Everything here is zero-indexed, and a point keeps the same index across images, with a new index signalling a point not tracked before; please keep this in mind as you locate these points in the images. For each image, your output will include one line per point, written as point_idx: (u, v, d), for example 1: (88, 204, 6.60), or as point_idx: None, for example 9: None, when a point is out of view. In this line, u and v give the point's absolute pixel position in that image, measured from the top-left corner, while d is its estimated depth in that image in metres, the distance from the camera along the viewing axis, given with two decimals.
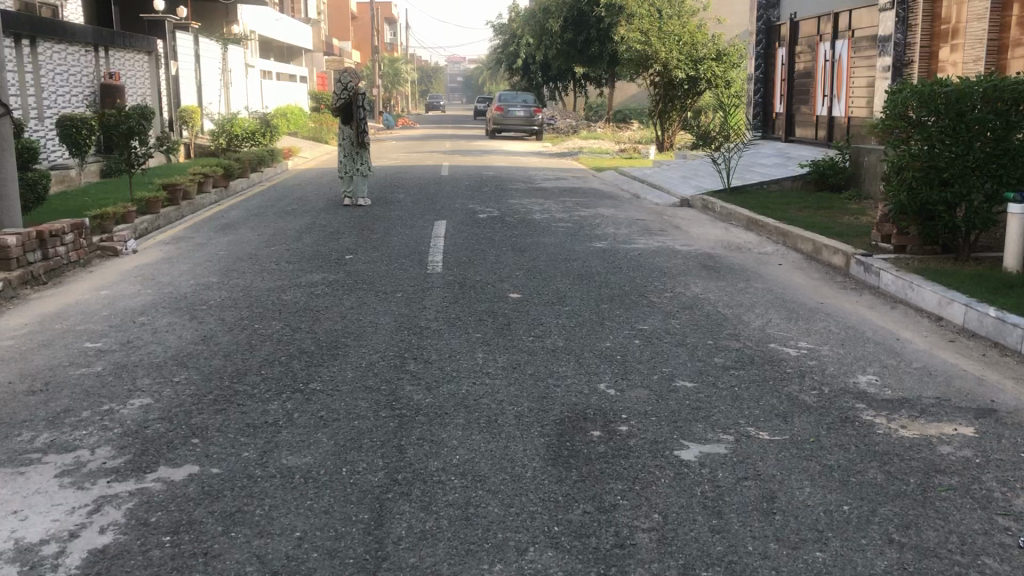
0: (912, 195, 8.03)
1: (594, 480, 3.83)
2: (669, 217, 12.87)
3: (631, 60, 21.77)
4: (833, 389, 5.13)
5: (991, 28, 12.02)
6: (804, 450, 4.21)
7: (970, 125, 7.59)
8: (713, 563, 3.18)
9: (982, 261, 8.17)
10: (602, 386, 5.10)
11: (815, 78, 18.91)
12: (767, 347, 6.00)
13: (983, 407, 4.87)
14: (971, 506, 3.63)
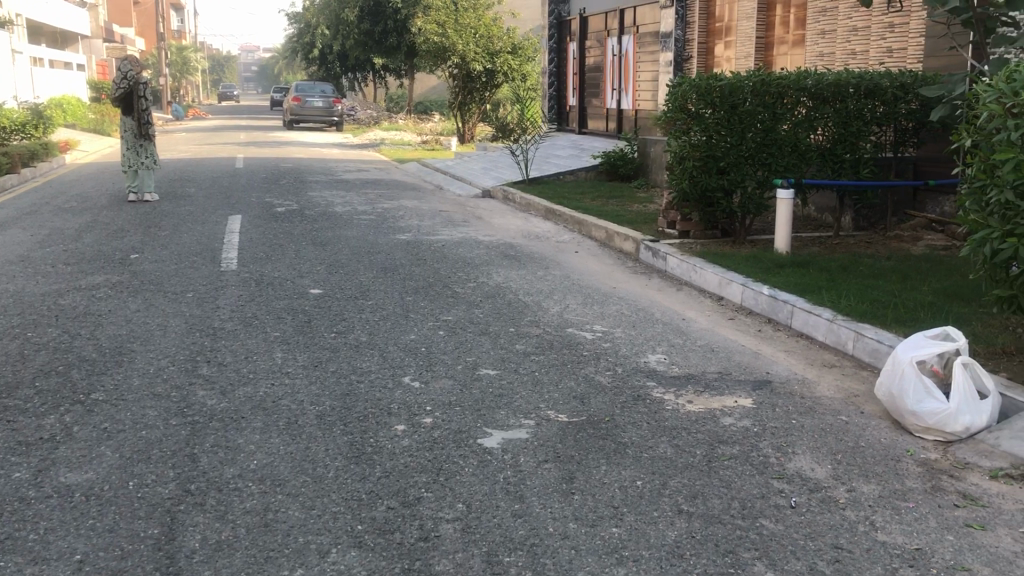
0: (693, 183, 8.48)
1: (398, 475, 3.80)
2: (471, 207, 13.00)
3: (428, 52, 21.67)
4: (626, 369, 5.37)
5: (759, 27, 12.92)
6: (600, 429, 4.38)
7: (743, 116, 8.17)
8: (515, 547, 3.24)
9: (756, 244, 8.80)
10: (406, 378, 5.08)
11: (604, 72, 19.64)
12: (565, 332, 6.18)
13: (759, 378, 5.26)
14: (750, 472, 3.90)
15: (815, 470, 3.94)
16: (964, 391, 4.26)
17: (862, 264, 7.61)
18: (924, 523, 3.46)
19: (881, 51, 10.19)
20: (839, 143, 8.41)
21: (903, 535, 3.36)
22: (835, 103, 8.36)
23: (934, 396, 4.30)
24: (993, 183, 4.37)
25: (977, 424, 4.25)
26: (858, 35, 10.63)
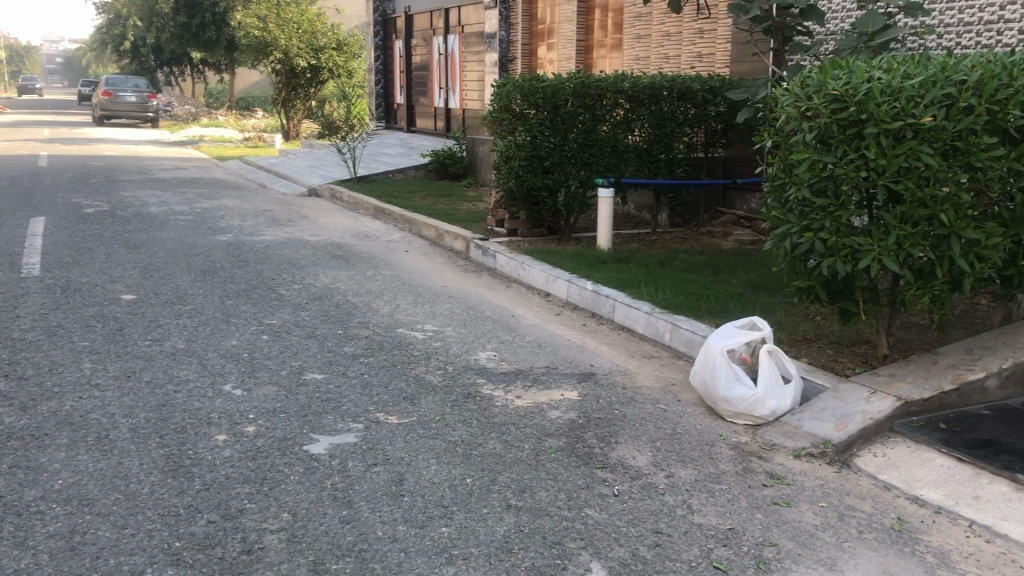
0: (519, 183, 8.57)
1: (218, 488, 3.65)
2: (297, 207, 12.68)
3: (249, 47, 20.88)
4: (456, 367, 5.39)
5: (580, 29, 13.28)
6: (429, 429, 4.37)
7: (565, 117, 8.36)
8: (343, 554, 3.18)
9: (581, 241, 9.05)
10: (228, 386, 4.88)
11: (431, 70, 19.64)
12: (395, 332, 6.13)
13: (584, 371, 5.41)
14: (576, 464, 4.00)
15: (637, 458, 4.09)
16: (769, 376, 4.55)
17: (678, 259, 7.97)
18: (735, 504, 3.66)
19: (692, 55, 10.71)
20: (654, 143, 8.86)
21: (717, 516, 3.55)
22: (649, 105, 8.77)
23: (744, 382, 4.56)
24: (792, 181, 4.68)
25: (782, 408, 4.55)
26: (670, 40, 11.14)
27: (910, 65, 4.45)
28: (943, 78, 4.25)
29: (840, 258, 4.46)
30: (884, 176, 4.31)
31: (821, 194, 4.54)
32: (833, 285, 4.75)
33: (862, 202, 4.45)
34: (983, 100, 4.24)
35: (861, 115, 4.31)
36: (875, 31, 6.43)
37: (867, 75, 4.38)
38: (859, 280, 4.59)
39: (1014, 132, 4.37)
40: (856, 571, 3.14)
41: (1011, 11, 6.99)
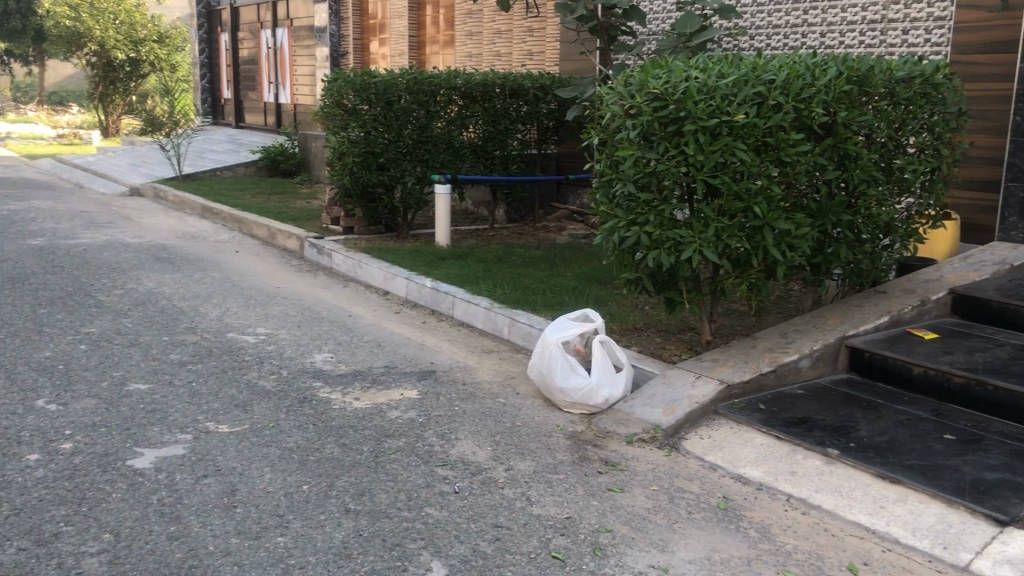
0: (353, 180, 8.40)
1: (30, 512, 3.39)
2: (118, 207, 11.99)
3: (59, 37, 19.69)
4: (291, 371, 5.24)
5: (411, 25, 13.21)
6: (263, 437, 4.23)
7: (398, 113, 8.30)
8: (171, 573, 3.02)
9: (418, 238, 9.01)
10: (41, 402, 4.55)
11: (259, 65, 19.02)
12: (226, 337, 5.90)
13: (424, 369, 5.39)
14: (415, 463, 3.98)
15: (476, 453, 4.11)
16: (603, 366, 4.68)
17: (515, 254, 8.07)
18: (572, 493, 3.74)
19: (523, 53, 10.89)
20: (489, 140, 8.95)
21: (555, 506, 3.61)
22: (483, 102, 8.84)
23: (578, 373, 4.67)
24: (618, 177, 4.79)
25: (615, 396, 4.69)
26: (502, 37, 11.24)
27: (723, 65, 4.68)
28: (754, 77, 4.51)
29: (663, 250, 4.62)
30: (702, 171, 4.50)
31: (646, 189, 4.68)
32: (658, 277, 4.92)
33: (683, 196, 4.63)
34: (789, 99, 4.53)
35: (680, 112, 4.48)
36: (693, 32, 6.76)
37: (685, 74, 4.56)
38: (682, 270, 4.77)
39: (817, 128, 4.70)
40: (685, 551, 3.27)
41: (813, 15, 7.49)
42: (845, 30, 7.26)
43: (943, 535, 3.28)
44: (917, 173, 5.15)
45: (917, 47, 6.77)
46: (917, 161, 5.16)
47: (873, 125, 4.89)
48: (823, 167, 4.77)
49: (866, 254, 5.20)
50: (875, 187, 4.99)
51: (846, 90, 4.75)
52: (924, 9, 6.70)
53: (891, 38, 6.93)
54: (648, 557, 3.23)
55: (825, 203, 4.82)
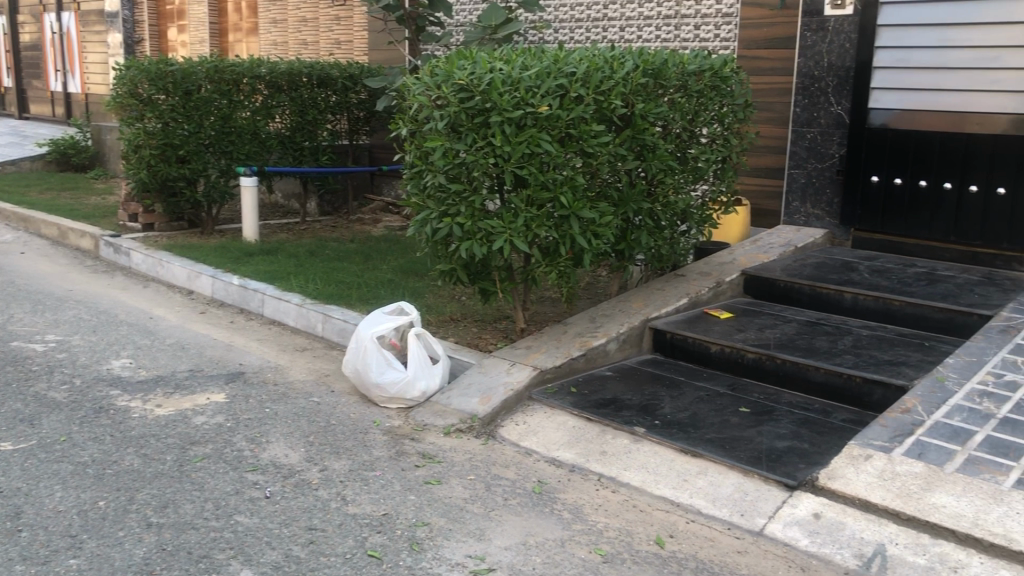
0: (151, 173, 7.91)
1: None
2: None
3: None
4: (84, 380, 4.89)
5: (211, 12, 12.63)
6: (53, 453, 3.92)
7: (198, 103, 7.91)
8: None
9: (225, 233, 8.63)
10: None
11: (43, 51, 17.64)
12: (9, 347, 5.43)
13: (232, 371, 5.17)
14: (224, 470, 3.81)
15: (289, 456, 3.99)
16: (418, 359, 4.64)
17: (327, 248, 7.89)
18: (388, 489, 3.70)
19: (330, 42, 10.68)
20: (297, 131, 8.71)
21: (371, 504, 3.56)
22: (289, 92, 8.58)
23: (394, 367, 4.61)
24: (428, 168, 4.75)
25: (432, 388, 4.66)
26: (307, 26, 10.96)
27: (526, 58, 4.74)
28: (556, 69, 4.61)
29: (475, 241, 4.65)
30: (510, 162, 4.55)
31: (456, 180, 4.66)
32: (471, 267, 4.94)
33: (493, 187, 4.67)
34: (590, 91, 4.67)
35: (486, 104, 4.50)
36: (498, 24, 6.87)
37: (489, 65, 4.58)
38: (494, 260, 4.82)
39: (616, 119, 4.86)
40: (502, 538, 3.31)
41: (613, 10, 7.74)
42: (642, 24, 7.55)
43: (740, 504, 3.48)
44: (709, 162, 5.45)
45: (708, 42, 7.14)
46: (708, 151, 5.46)
47: (667, 117, 5.12)
48: (624, 157, 4.95)
49: (666, 240, 5.44)
50: (671, 176, 5.24)
51: (643, 82, 4.94)
52: (713, 6, 7.07)
53: (684, 33, 7.28)
54: (465, 547, 3.24)
55: (626, 191, 5.02)
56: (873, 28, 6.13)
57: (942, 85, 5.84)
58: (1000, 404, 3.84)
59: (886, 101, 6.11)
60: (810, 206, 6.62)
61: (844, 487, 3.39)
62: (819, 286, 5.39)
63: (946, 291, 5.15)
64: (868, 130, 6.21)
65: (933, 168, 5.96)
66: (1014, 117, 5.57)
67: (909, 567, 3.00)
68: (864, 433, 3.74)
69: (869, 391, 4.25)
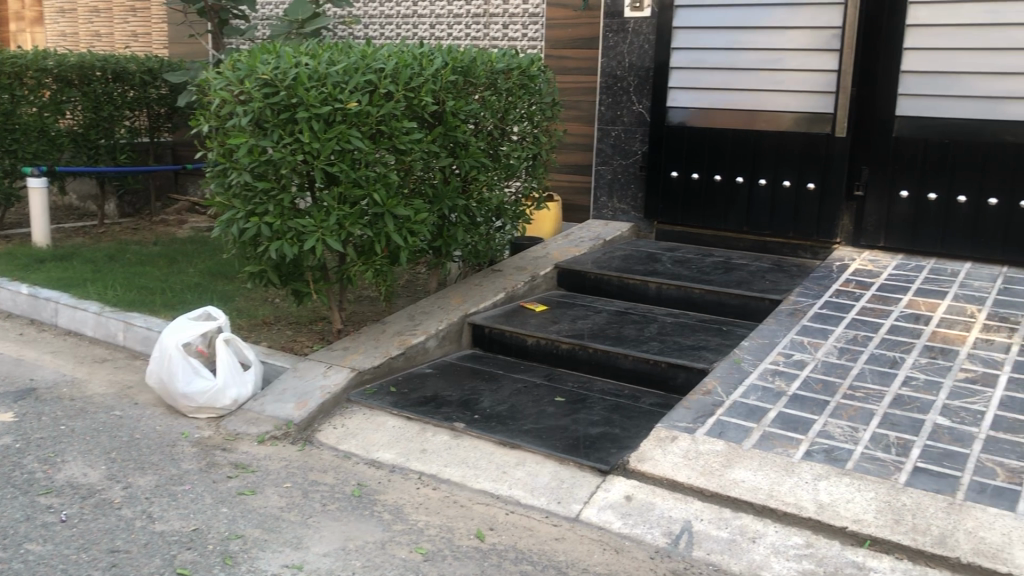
0: None
1: None
2: None
3: None
4: None
5: None
6: None
7: None
8: None
9: (10, 239, 7.97)
10: None
11: None
12: None
13: (22, 387, 4.78)
14: (12, 495, 3.52)
15: (87, 475, 3.73)
16: (228, 365, 4.45)
17: (128, 251, 7.46)
18: (198, 503, 3.54)
19: (126, 34, 10.09)
20: (91, 128, 8.15)
21: (180, 519, 3.39)
22: (80, 87, 8.02)
23: (202, 375, 4.40)
24: (232, 166, 4.56)
25: (243, 396, 4.48)
26: (100, 17, 10.28)
27: (332, 53, 4.65)
28: (364, 65, 4.55)
29: (286, 240, 4.51)
30: (320, 159, 4.45)
31: (263, 177, 4.51)
32: (283, 268, 4.80)
33: (303, 185, 4.55)
34: (399, 87, 4.64)
35: (292, 99, 4.37)
36: (305, 19, 6.72)
37: (294, 60, 4.45)
38: (306, 260, 4.70)
39: (427, 117, 4.85)
40: (319, 545, 3.24)
41: (422, 7, 7.73)
42: (452, 22, 7.59)
43: (557, 491, 3.57)
44: (520, 159, 5.54)
45: (516, 41, 7.27)
46: (520, 148, 5.55)
47: (478, 115, 5.16)
48: (437, 154, 4.95)
49: (482, 236, 5.49)
50: (484, 173, 5.30)
51: (452, 80, 4.96)
52: (520, 6, 7.21)
53: (493, 32, 7.37)
54: (281, 557, 3.14)
55: (441, 188, 5.02)
56: (670, 30, 6.39)
57: (732, 85, 6.20)
58: (790, 381, 4.14)
59: (684, 100, 6.41)
60: (617, 201, 6.90)
61: (652, 468, 3.54)
62: (627, 278, 5.61)
63: (741, 279, 5.49)
64: (668, 127, 6.51)
65: (727, 163, 6.32)
66: (796, 114, 6.00)
67: (713, 541, 3.18)
68: (671, 416, 3.92)
69: (674, 374, 4.47)
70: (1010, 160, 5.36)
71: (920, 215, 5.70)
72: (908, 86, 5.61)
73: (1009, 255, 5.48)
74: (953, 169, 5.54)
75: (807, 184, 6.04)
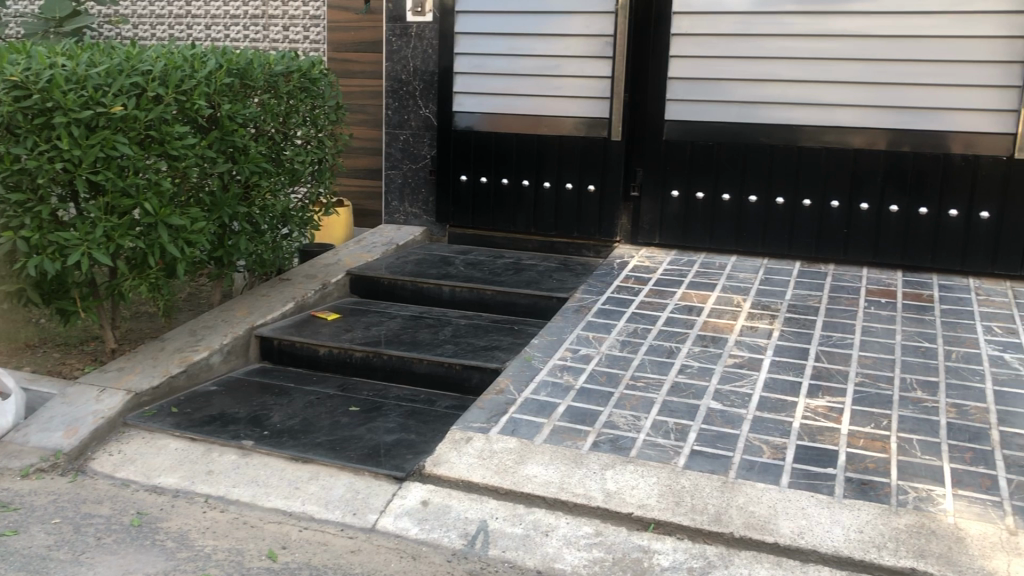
0: None
1: None
2: None
3: None
4: None
5: None
6: None
7: None
8: None
9: None
10: None
11: None
12: None
13: None
14: None
15: None
16: None
17: None
18: None
19: None
20: None
21: None
22: None
23: None
24: None
25: (3, 427, 4.08)
26: None
27: (92, 54, 4.34)
28: (129, 68, 4.27)
29: (46, 256, 4.17)
30: (82, 167, 4.13)
31: (17, 188, 4.14)
32: (44, 285, 4.44)
33: (64, 196, 4.21)
34: (169, 90, 4.39)
35: (47, 103, 4.02)
36: (63, 17, 6.55)
37: (48, 61, 4.12)
38: (70, 276, 4.36)
39: (201, 120, 4.63)
40: None
41: (195, 7, 7.38)
42: (229, 23, 7.32)
43: (352, 503, 3.50)
44: (305, 164, 5.41)
45: (297, 43, 7.14)
46: (303, 153, 5.42)
47: (258, 119, 4.99)
48: (214, 160, 4.74)
49: (267, 244, 5.31)
50: (266, 179, 5.12)
51: (228, 83, 4.76)
52: (300, 8, 7.08)
53: (273, 34, 7.18)
54: None
55: (220, 196, 4.81)
56: (452, 35, 6.43)
57: (515, 90, 6.33)
58: (577, 376, 4.28)
59: (468, 104, 6.48)
60: (407, 205, 6.88)
61: (447, 471, 3.56)
62: (420, 281, 5.61)
63: (531, 279, 5.63)
64: (454, 132, 6.56)
65: (512, 166, 6.46)
66: (578, 119, 6.20)
67: (508, 538, 3.23)
68: (464, 417, 3.95)
69: (469, 376, 4.51)
70: (767, 160, 5.82)
71: (689, 213, 6.08)
72: (676, 92, 5.95)
73: (766, 249, 5.95)
74: (716, 169, 5.95)
75: (588, 186, 6.28)
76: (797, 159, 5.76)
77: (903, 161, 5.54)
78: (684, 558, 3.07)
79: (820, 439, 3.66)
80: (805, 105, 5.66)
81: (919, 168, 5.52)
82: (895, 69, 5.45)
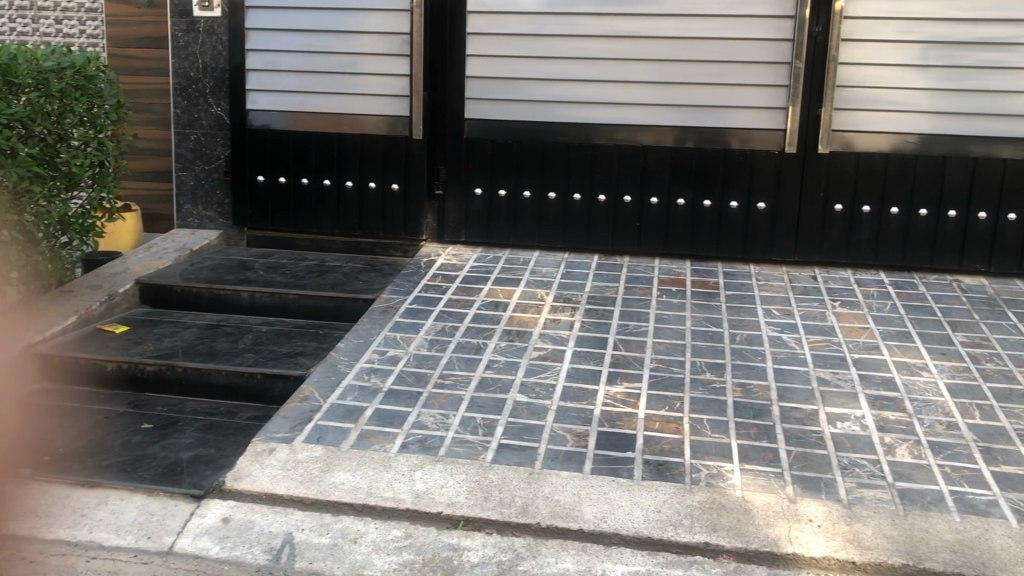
0: None
1: None
2: None
3: None
4: None
5: None
6: None
7: None
8: None
9: None
10: None
11: None
12: None
13: None
14: None
15: None
16: None
17: None
18: None
19: None
20: None
21: None
22: None
23: None
24: None
25: None
26: None
27: None
28: None
29: None
30: None
31: None
32: None
33: None
34: None
35: None
36: None
37: None
38: None
39: None
40: None
41: None
42: None
43: (146, 526, 3.29)
44: (83, 167, 4.96)
45: (72, 37, 6.71)
46: (80, 155, 4.96)
47: (24, 119, 4.63)
48: None
49: (43, 254, 4.92)
50: (38, 184, 4.74)
51: None
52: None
53: (43, 27, 6.74)
54: None
55: None
56: (242, 30, 6.19)
57: (312, 88, 6.18)
58: (384, 378, 4.23)
59: (263, 102, 6.27)
60: (201, 208, 6.59)
61: (249, 485, 3.42)
62: (216, 288, 5.37)
63: (335, 281, 5.52)
64: (249, 131, 6.33)
65: (312, 166, 6.30)
66: (378, 118, 6.13)
67: (314, 549, 3.14)
68: (267, 427, 3.81)
69: (271, 385, 4.36)
70: (564, 157, 5.98)
71: (493, 210, 6.15)
72: (475, 91, 6.00)
73: (568, 243, 6.12)
74: (517, 167, 6.06)
75: (390, 185, 6.23)
76: (592, 155, 5.96)
77: (688, 156, 5.86)
78: (493, 553, 3.09)
79: (619, 424, 3.80)
80: (598, 104, 5.86)
81: (703, 162, 5.85)
82: (679, 69, 5.74)
